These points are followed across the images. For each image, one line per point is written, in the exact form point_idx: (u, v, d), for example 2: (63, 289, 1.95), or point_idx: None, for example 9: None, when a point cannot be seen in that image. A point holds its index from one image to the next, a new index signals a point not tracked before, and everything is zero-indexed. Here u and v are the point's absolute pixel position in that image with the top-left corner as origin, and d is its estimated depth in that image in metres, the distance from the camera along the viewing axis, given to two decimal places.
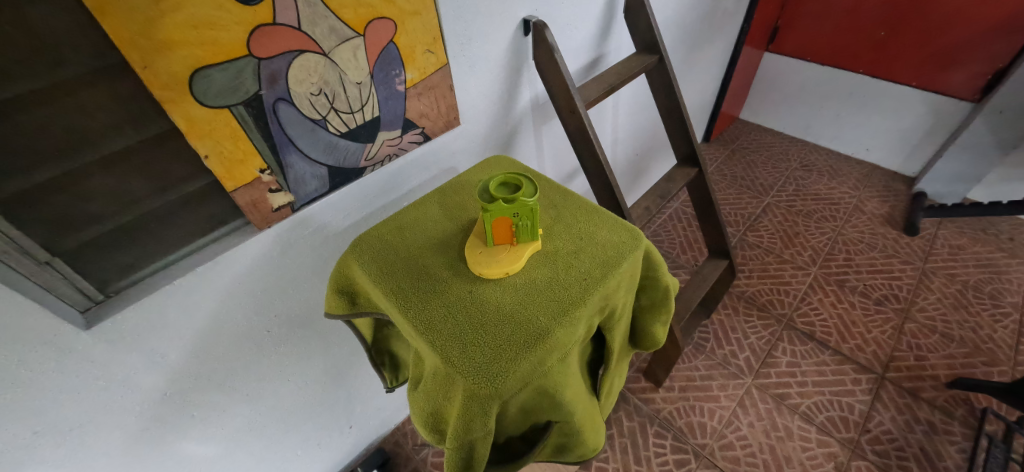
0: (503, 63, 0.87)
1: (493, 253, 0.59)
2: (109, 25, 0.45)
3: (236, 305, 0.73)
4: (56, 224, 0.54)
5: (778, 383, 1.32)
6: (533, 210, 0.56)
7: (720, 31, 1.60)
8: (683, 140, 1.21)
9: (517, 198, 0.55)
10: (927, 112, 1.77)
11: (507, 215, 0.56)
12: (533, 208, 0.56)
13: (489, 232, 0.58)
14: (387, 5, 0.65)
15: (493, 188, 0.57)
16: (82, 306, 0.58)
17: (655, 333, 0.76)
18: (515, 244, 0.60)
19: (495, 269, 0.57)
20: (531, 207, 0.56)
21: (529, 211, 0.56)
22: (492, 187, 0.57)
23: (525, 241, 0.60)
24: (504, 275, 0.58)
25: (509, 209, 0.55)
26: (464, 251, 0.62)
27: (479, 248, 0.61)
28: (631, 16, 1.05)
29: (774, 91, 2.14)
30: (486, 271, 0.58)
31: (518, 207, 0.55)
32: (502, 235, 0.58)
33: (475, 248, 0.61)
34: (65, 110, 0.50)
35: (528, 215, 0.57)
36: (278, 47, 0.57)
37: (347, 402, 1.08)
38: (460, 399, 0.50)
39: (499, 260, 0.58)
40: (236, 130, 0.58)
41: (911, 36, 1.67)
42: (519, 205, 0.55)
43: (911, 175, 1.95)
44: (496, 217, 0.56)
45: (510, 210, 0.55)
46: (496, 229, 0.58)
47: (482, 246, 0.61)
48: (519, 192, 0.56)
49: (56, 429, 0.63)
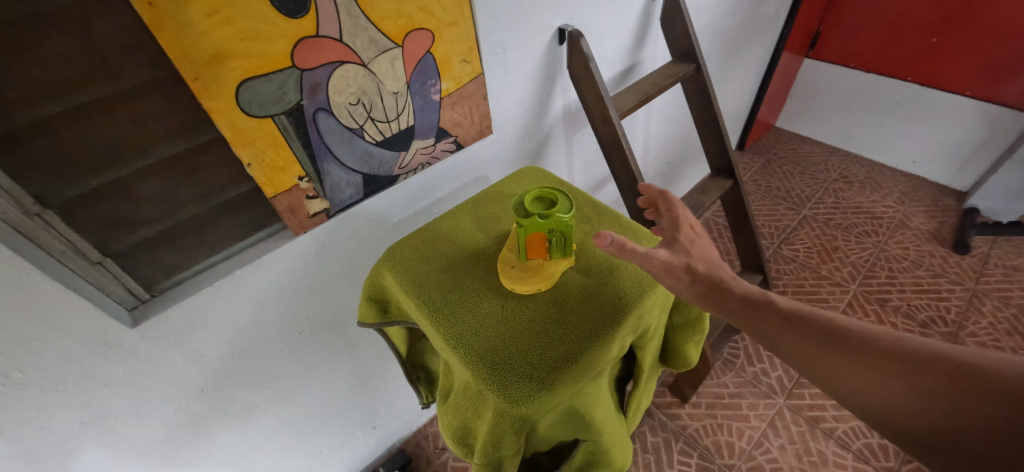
0: (536, 73, 0.87)
1: (525, 269, 0.58)
2: (164, 38, 0.47)
3: (271, 307, 0.75)
4: (108, 226, 0.56)
5: (812, 405, 1.27)
6: (568, 227, 0.56)
7: (759, 38, 1.55)
8: (718, 150, 1.18)
9: (553, 213, 0.55)
10: (982, 124, 1.67)
11: (541, 230, 0.56)
12: (568, 224, 0.55)
13: (523, 247, 0.57)
14: (426, 16, 0.65)
15: (528, 202, 0.57)
16: (129, 304, 0.61)
17: (688, 353, 0.74)
18: (547, 260, 0.59)
19: (530, 284, 0.57)
20: (567, 222, 0.55)
21: (565, 226, 0.56)
22: (527, 201, 0.56)
23: (558, 257, 0.60)
24: (536, 291, 0.58)
25: (545, 224, 0.55)
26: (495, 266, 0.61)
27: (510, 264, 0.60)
28: (668, 24, 1.03)
29: (814, 99, 2.07)
30: (524, 288, 0.57)
31: (554, 222, 0.55)
32: (535, 250, 0.58)
33: (508, 262, 0.60)
34: (119, 119, 0.52)
35: (562, 230, 0.56)
36: (320, 58, 0.58)
37: (372, 403, 1.09)
38: (490, 417, 0.49)
39: (533, 275, 0.58)
40: (277, 138, 0.60)
41: (966, 44, 1.58)
42: (555, 220, 0.55)
43: (962, 189, 1.84)
44: (531, 232, 0.55)
45: (547, 225, 0.55)
46: (529, 244, 0.57)
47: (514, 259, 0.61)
48: (555, 207, 0.55)
49: (101, 421, 0.66)
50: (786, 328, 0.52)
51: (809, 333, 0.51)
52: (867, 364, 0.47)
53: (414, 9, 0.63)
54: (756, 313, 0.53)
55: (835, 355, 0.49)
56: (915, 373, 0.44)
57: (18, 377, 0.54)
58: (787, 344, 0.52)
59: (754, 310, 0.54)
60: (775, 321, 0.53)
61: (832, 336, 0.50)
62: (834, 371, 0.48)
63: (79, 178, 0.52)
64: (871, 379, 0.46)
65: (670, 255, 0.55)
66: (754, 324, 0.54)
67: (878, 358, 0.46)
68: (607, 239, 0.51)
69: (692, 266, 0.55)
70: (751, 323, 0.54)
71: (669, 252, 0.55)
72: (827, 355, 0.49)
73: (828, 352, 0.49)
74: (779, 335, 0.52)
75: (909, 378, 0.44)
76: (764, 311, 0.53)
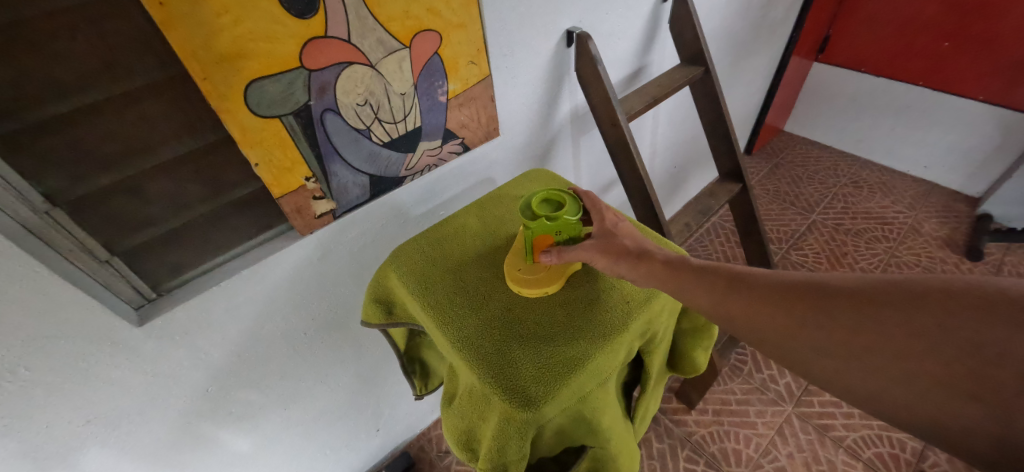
0: (544, 75, 0.87)
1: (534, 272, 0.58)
2: (174, 38, 0.47)
3: (276, 307, 0.75)
4: (116, 224, 0.57)
5: (822, 413, 1.25)
6: (576, 229, 0.57)
7: (768, 41, 1.54)
8: (727, 154, 1.17)
9: (560, 216, 0.55)
10: (994, 129, 1.64)
11: (548, 233, 0.56)
12: (575, 226, 0.56)
13: (531, 250, 0.57)
14: (434, 17, 0.65)
15: (535, 204, 0.57)
16: (136, 303, 0.61)
17: (696, 359, 0.73)
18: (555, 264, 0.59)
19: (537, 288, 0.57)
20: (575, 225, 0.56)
21: (572, 228, 0.57)
22: (534, 203, 0.57)
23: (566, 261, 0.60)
24: (544, 294, 0.58)
25: (552, 227, 0.56)
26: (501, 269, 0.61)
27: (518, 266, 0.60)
28: (677, 28, 1.03)
29: (823, 103, 2.05)
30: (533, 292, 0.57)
31: (561, 225, 0.56)
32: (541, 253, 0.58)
33: (515, 264, 0.60)
34: (128, 118, 0.52)
35: (569, 232, 0.57)
36: (328, 59, 0.58)
37: (376, 405, 1.09)
38: (495, 421, 0.49)
39: (541, 279, 0.58)
40: (284, 139, 0.60)
41: (978, 49, 1.55)
42: (563, 223, 0.55)
43: (976, 195, 1.81)
44: (539, 234, 0.56)
45: (554, 227, 0.55)
46: (535, 247, 0.57)
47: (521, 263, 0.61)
48: (562, 210, 0.56)
49: (106, 419, 0.66)
50: (705, 286, 0.51)
51: (728, 286, 0.50)
52: (783, 307, 0.46)
53: (422, 10, 0.63)
54: (672, 273, 0.53)
55: (752, 305, 0.48)
56: (828, 309, 0.43)
57: (25, 374, 0.55)
58: (706, 301, 0.51)
59: (669, 271, 0.53)
60: (693, 279, 0.52)
61: (749, 286, 0.49)
62: (753, 321, 0.47)
63: (88, 176, 0.52)
64: (788, 322, 0.45)
65: (597, 242, 0.56)
66: (674, 284, 0.52)
67: (791, 300, 0.45)
68: (551, 252, 0.55)
69: (616, 244, 0.56)
70: (669, 285, 0.53)
71: (596, 241, 0.56)
72: (746, 306, 0.48)
73: (747, 303, 0.48)
74: (698, 293, 0.51)
75: (818, 313, 0.43)
76: (681, 269, 0.53)
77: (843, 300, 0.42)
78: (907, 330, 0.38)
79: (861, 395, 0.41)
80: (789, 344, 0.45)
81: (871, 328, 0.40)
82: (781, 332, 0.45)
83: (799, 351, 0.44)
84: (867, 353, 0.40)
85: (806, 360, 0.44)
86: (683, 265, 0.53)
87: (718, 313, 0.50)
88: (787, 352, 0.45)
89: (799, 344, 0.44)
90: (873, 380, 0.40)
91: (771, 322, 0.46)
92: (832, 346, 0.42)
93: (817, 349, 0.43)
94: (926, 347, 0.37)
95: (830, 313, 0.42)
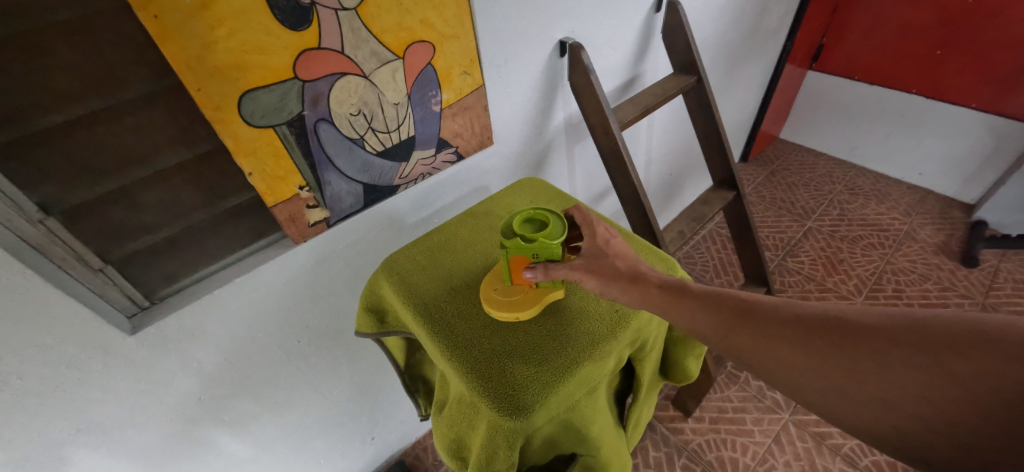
0: (537, 85, 0.88)
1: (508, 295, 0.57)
2: (168, 50, 0.48)
3: (269, 316, 0.75)
4: (110, 233, 0.57)
5: (819, 421, 1.24)
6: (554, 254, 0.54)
7: (762, 50, 1.56)
8: (720, 161, 1.18)
9: (536, 238, 0.53)
10: (987, 136, 1.66)
11: (524, 254, 0.54)
12: (553, 250, 0.53)
13: (507, 271, 0.56)
14: (427, 29, 0.66)
15: (516, 225, 0.56)
16: (129, 312, 0.61)
17: (688, 367, 0.73)
18: (533, 288, 0.57)
19: (506, 314, 0.55)
20: (550, 248, 0.53)
21: (549, 251, 0.54)
22: (515, 223, 0.56)
23: (546, 287, 0.57)
24: (515, 320, 0.56)
25: (526, 248, 0.54)
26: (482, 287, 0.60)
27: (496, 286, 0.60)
28: (670, 37, 1.04)
29: (818, 111, 2.06)
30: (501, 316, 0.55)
31: (536, 247, 0.53)
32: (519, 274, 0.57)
33: (492, 284, 0.59)
34: (124, 129, 0.53)
35: (547, 255, 0.55)
36: (322, 70, 0.59)
37: (372, 413, 1.08)
38: (484, 430, 0.49)
39: (513, 303, 0.56)
40: (278, 148, 0.60)
41: (971, 56, 1.57)
42: (538, 245, 0.53)
43: (971, 202, 1.82)
44: (513, 254, 0.55)
45: (528, 249, 0.54)
46: (513, 267, 0.56)
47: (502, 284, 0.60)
48: (542, 232, 0.54)
49: (98, 428, 0.65)
50: (708, 313, 0.49)
51: (732, 314, 0.48)
52: (792, 339, 0.44)
53: (415, 22, 0.64)
54: (674, 301, 0.50)
55: (758, 334, 0.46)
56: (842, 344, 0.42)
57: (17, 383, 0.55)
58: (709, 330, 0.49)
59: (670, 298, 0.51)
60: (695, 306, 0.50)
61: (755, 314, 0.47)
62: (766, 356, 0.45)
63: (82, 186, 0.53)
64: (799, 355, 0.43)
65: (585, 262, 0.54)
66: (675, 312, 0.50)
67: (801, 332, 0.44)
68: (534, 270, 0.54)
69: (607, 265, 0.54)
70: (670, 313, 0.50)
71: (585, 260, 0.54)
72: (752, 335, 0.46)
73: (754, 333, 0.46)
74: (701, 321, 0.49)
75: (831, 347, 0.42)
76: (684, 297, 0.51)
77: (857, 334, 0.41)
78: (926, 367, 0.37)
79: (871, 428, 0.41)
80: (800, 377, 0.43)
81: (887, 365, 0.39)
82: (790, 363, 0.44)
83: (809, 385, 0.43)
84: (882, 388, 0.39)
85: (817, 394, 0.42)
86: (685, 291, 0.51)
87: (721, 342, 0.48)
88: (797, 386, 0.44)
89: (811, 377, 0.42)
90: (885, 414, 0.39)
91: (781, 353, 0.44)
92: (848, 381, 0.41)
93: (833, 386, 0.42)
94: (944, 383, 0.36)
95: (844, 346, 0.41)
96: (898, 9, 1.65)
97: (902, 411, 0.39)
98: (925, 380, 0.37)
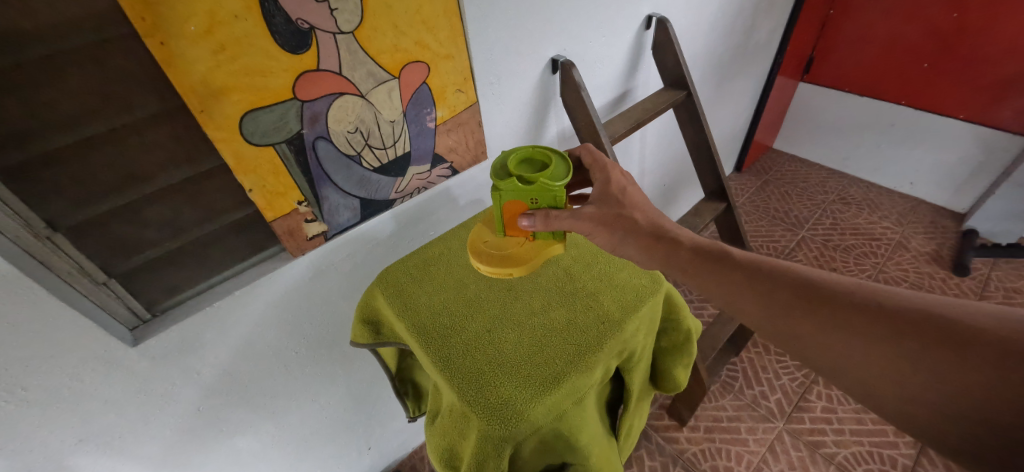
0: (531, 100, 0.90)
1: (501, 249, 0.61)
2: (174, 74, 0.50)
3: (268, 327, 0.77)
4: (114, 248, 0.59)
5: (812, 429, 1.25)
6: (555, 195, 0.56)
7: (752, 63, 1.59)
8: (711, 174, 1.20)
9: (536, 180, 0.55)
10: (975, 147, 1.69)
11: (522, 198, 0.56)
12: (552, 192, 0.55)
13: (502, 217, 0.59)
14: (422, 50, 0.69)
15: (513, 166, 0.56)
16: (132, 324, 0.63)
17: (677, 376, 0.75)
18: (530, 240, 0.61)
19: (498, 268, 0.59)
20: (551, 192, 0.55)
21: (549, 194, 0.56)
22: (511, 164, 0.57)
23: (544, 239, 0.61)
24: (510, 275, 0.61)
25: (526, 191, 0.55)
26: (475, 238, 0.65)
27: (490, 238, 0.63)
28: (659, 53, 1.07)
29: (810, 122, 2.10)
30: (490, 270, 0.61)
31: (536, 190, 0.55)
32: (514, 222, 0.59)
33: (484, 236, 0.64)
34: (129, 148, 0.55)
35: (547, 199, 0.57)
36: (320, 91, 0.61)
37: (369, 423, 1.09)
38: (474, 439, 0.50)
39: (506, 258, 0.60)
40: (278, 166, 0.63)
41: (957, 68, 1.60)
42: (538, 188, 0.55)
43: (962, 211, 1.85)
44: (511, 196, 0.56)
45: (527, 192, 0.55)
46: (512, 210, 0.58)
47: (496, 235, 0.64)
48: (542, 174, 0.55)
49: (98, 438, 0.67)
50: (746, 283, 0.52)
51: (770, 283, 0.51)
52: (824, 312, 0.47)
53: (410, 43, 0.67)
54: (716, 269, 0.55)
55: (790, 305, 0.49)
56: (871, 323, 0.44)
57: (21, 394, 0.56)
58: (749, 302, 0.52)
59: (712, 267, 0.55)
60: (736, 276, 0.54)
61: (790, 284, 0.50)
62: (811, 330, 0.47)
63: (89, 202, 0.55)
64: (825, 328, 0.46)
65: (598, 210, 0.60)
66: (716, 280, 0.54)
67: (845, 310, 0.46)
68: (532, 217, 0.57)
69: (625, 218, 0.59)
70: (711, 280, 0.55)
71: (596, 209, 0.59)
72: (783, 307, 0.49)
73: (786, 305, 0.49)
74: (738, 290, 0.53)
75: (860, 324, 0.44)
76: (727, 266, 0.54)
77: (887, 313, 0.44)
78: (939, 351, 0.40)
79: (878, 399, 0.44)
80: (822, 349, 0.47)
81: (911, 344, 0.41)
82: (817, 336, 0.47)
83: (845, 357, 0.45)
84: (900, 370, 0.42)
85: (836, 364, 0.46)
86: (729, 260, 0.55)
87: (755, 312, 0.51)
88: (828, 358, 0.46)
89: (830, 349, 0.46)
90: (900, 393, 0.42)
91: (807, 327, 0.47)
92: (865, 359, 0.44)
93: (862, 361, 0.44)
94: (964, 371, 0.39)
95: (870, 327, 0.44)
96: (886, 23, 1.69)
97: (914, 392, 0.41)
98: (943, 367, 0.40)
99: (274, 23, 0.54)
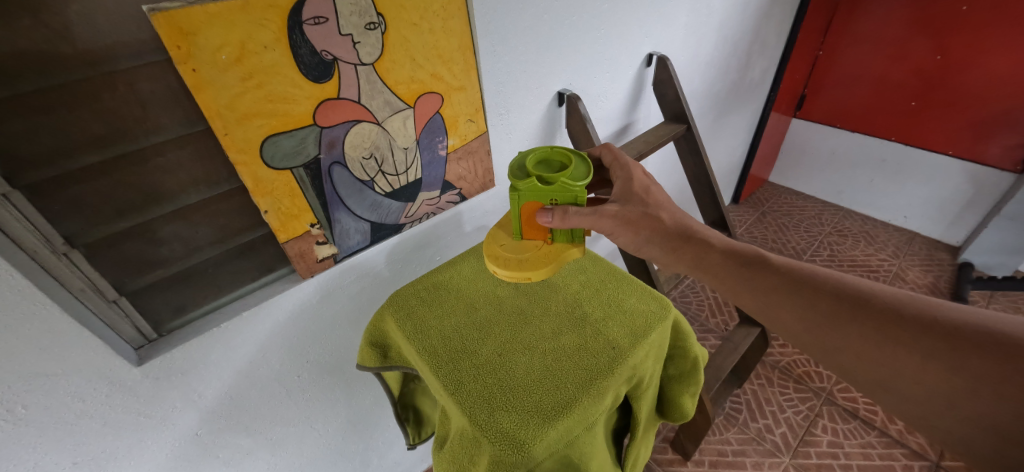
0: (537, 129, 0.94)
1: (519, 253, 0.61)
2: (203, 99, 0.52)
3: (273, 350, 0.76)
4: (127, 267, 0.59)
5: (819, 464, 1.23)
6: (576, 197, 0.57)
7: (748, 98, 1.65)
8: (711, 205, 1.23)
9: (557, 179, 0.56)
10: (965, 182, 1.74)
11: (541, 197, 0.57)
12: (571, 192, 0.56)
13: (520, 216, 0.60)
14: (436, 82, 0.72)
15: (531, 165, 0.58)
16: (137, 344, 0.63)
17: (684, 404, 0.75)
18: (550, 244, 0.61)
19: (516, 272, 0.59)
20: (571, 192, 0.56)
21: (569, 194, 0.57)
22: (529, 163, 0.58)
23: (563, 245, 0.61)
24: (527, 280, 0.59)
25: (544, 191, 0.57)
26: (491, 242, 0.64)
27: (507, 241, 0.64)
28: (660, 88, 1.11)
29: (804, 157, 2.15)
30: (507, 275, 0.60)
31: (556, 190, 0.56)
32: (533, 222, 0.60)
33: (498, 240, 0.64)
34: (151, 169, 0.57)
35: (566, 199, 0.57)
36: (339, 118, 0.63)
37: (364, 454, 1.06)
38: (483, 465, 0.50)
39: (525, 262, 0.60)
40: (294, 188, 0.64)
41: (944, 106, 1.66)
42: (557, 188, 0.56)
43: (956, 244, 1.88)
44: (529, 196, 0.57)
45: (546, 191, 0.56)
46: (528, 211, 0.59)
47: (514, 238, 0.64)
48: (561, 175, 0.57)
49: (92, 462, 0.65)
50: (782, 289, 0.54)
51: (809, 291, 0.53)
52: (863, 322, 0.48)
53: (426, 75, 0.70)
54: (752, 273, 0.57)
55: (828, 314, 0.51)
56: (911, 332, 0.46)
57: (20, 413, 0.55)
58: (785, 311, 0.53)
59: (747, 273, 0.57)
60: (772, 282, 0.55)
61: (827, 292, 0.52)
62: (850, 342, 0.49)
63: (107, 221, 0.56)
64: (866, 337, 0.48)
65: (623, 211, 0.61)
66: (753, 285, 0.56)
67: (884, 322, 0.47)
68: (551, 213, 0.56)
69: (651, 216, 0.62)
70: (745, 286, 0.57)
71: (620, 208, 0.61)
72: (822, 314, 0.51)
73: (825, 314, 0.51)
74: (774, 298, 0.54)
75: (901, 334, 0.46)
76: (764, 271, 0.56)
77: (924, 324, 0.46)
78: (974, 361, 0.42)
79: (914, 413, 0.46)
80: (861, 358, 0.48)
81: (948, 352, 0.43)
82: (854, 346, 0.48)
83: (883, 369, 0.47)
84: (940, 381, 0.43)
85: (874, 375, 0.48)
86: (765, 266, 0.57)
87: (793, 321, 0.53)
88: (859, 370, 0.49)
89: (868, 359, 0.48)
90: (930, 407, 0.44)
91: (846, 339, 0.49)
92: (904, 368, 0.45)
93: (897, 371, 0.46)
94: (1008, 384, 0.40)
95: (913, 338, 0.45)
96: (874, 63, 1.76)
97: (952, 404, 0.43)
98: (975, 382, 0.41)
99: (299, 54, 0.56)
